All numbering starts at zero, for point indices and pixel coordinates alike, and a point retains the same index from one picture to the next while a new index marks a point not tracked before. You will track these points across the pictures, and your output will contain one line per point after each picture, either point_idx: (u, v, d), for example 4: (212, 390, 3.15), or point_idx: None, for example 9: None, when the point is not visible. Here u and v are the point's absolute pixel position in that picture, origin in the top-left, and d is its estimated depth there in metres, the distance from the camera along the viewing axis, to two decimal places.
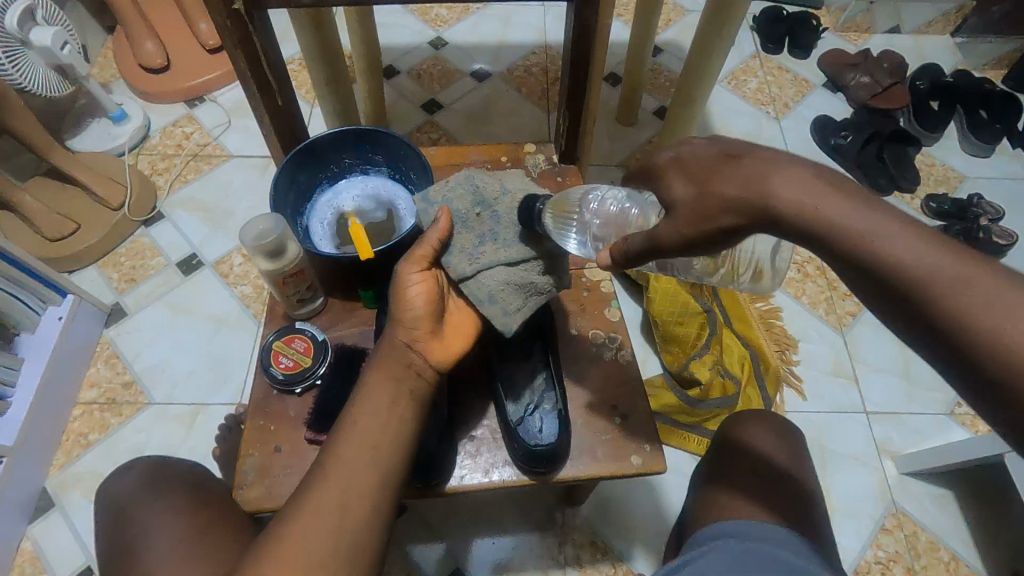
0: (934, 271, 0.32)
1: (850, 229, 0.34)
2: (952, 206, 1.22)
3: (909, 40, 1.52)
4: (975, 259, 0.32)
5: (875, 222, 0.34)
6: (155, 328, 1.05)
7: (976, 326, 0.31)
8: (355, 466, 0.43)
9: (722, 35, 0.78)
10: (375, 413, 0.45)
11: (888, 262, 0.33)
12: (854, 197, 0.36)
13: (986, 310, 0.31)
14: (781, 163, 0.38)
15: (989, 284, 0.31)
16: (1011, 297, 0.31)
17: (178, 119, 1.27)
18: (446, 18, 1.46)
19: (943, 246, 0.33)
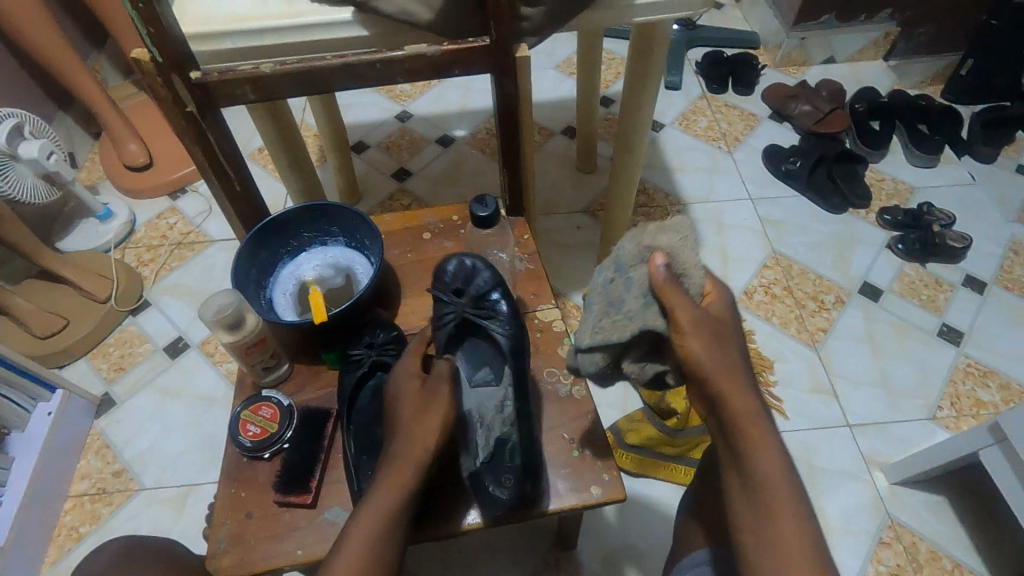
0: (761, 441, 0.50)
1: (734, 405, 0.50)
2: (905, 217, 1.27)
3: (845, 68, 1.62)
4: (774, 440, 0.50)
5: (750, 408, 0.50)
6: (144, 414, 1.07)
7: (765, 483, 0.49)
8: None
9: (645, 87, 0.84)
10: (406, 476, 0.51)
11: (749, 430, 0.50)
12: (746, 387, 0.50)
13: (767, 475, 0.49)
14: (729, 348, 0.51)
15: (769, 461, 0.49)
16: (778, 478, 0.49)
17: (162, 212, 1.34)
18: (410, 92, 1.56)
19: (766, 429, 0.50)
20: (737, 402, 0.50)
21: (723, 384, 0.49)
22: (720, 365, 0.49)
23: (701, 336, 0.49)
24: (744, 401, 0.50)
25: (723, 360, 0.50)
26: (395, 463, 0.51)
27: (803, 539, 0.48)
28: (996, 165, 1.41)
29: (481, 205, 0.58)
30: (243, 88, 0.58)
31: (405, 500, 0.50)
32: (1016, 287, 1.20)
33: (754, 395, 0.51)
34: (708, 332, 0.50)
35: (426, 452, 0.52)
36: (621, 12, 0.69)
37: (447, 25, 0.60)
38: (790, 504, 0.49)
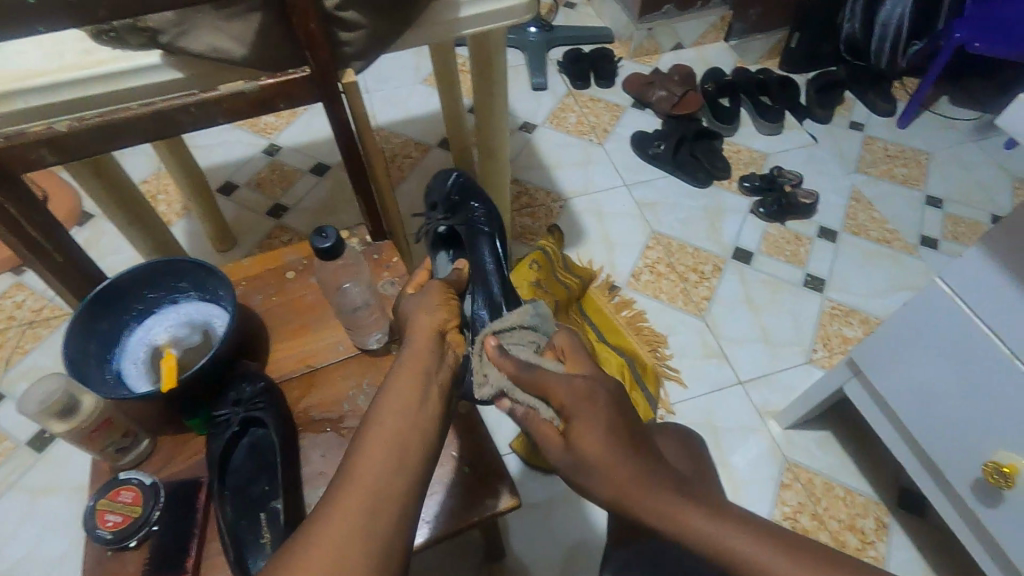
0: (693, 526, 0.47)
1: (669, 520, 0.47)
2: (762, 181, 1.38)
3: (693, 52, 1.74)
4: (711, 515, 0.47)
5: (676, 504, 0.48)
6: (12, 520, 0.95)
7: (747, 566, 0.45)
8: (378, 458, 0.44)
9: (492, 93, 0.87)
10: (426, 343, 0.52)
11: (681, 525, 0.47)
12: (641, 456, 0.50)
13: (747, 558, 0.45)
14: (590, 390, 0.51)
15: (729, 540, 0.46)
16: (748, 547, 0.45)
17: (5, 290, 1.19)
18: (275, 124, 1.49)
19: (693, 502, 0.48)
20: (685, 521, 0.47)
21: (660, 517, 0.48)
22: (752, 548, 0.45)
23: (592, 425, 0.49)
24: (695, 518, 0.47)
25: (631, 476, 0.49)
26: (414, 332, 0.53)
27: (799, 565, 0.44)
28: (833, 124, 1.57)
29: (321, 238, 0.55)
30: (39, 151, 0.55)
31: (429, 375, 0.50)
32: (862, 232, 1.34)
33: (698, 501, 0.48)
34: (607, 427, 0.49)
35: (429, 321, 0.54)
36: (446, 29, 0.70)
37: (264, 58, 0.59)
38: (778, 559, 0.44)
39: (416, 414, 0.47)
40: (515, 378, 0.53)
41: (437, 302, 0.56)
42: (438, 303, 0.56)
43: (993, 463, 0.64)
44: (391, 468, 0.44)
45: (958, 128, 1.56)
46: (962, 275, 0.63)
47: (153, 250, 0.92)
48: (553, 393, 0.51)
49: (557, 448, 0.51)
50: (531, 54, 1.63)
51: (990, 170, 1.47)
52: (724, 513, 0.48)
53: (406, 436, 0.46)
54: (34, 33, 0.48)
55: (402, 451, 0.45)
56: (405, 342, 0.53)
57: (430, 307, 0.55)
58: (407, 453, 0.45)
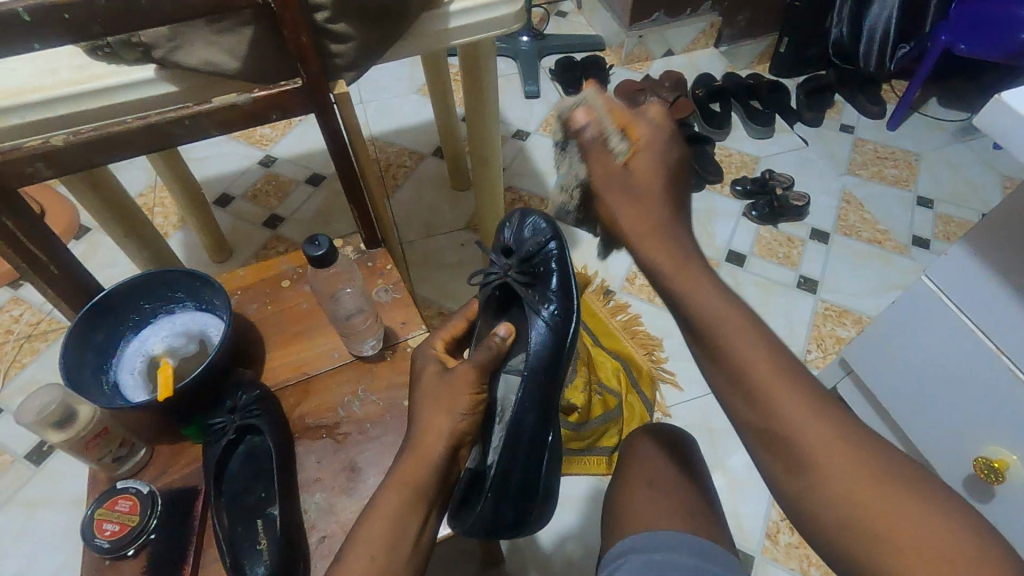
0: (717, 310, 0.47)
1: (697, 303, 0.48)
2: (754, 184, 1.39)
3: (683, 58, 1.76)
4: (754, 332, 0.46)
5: (712, 308, 0.48)
6: (10, 535, 0.95)
7: (749, 373, 0.44)
8: (363, 560, 0.46)
9: (483, 102, 0.88)
10: (432, 452, 0.51)
11: (695, 307, 0.48)
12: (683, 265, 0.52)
13: (754, 366, 0.44)
14: (659, 154, 0.59)
15: (746, 343, 0.45)
16: (766, 362, 0.45)
17: (3, 304, 1.20)
18: (270, 136, 1.51)
19: (731, 309, 0.48)
20: (699, 300, 0.48)
21: (681, 280, 0.50)
22: (770, 357, 0.45)
23: (652, 165, 0.58)
24: (711, 300, 0.48)
25: (668, 239, 0.54)
26: (418, 434, 0.53)
27: (808, 405, 0.43)
28: (823, 127, 1.58)
29: (313, 245, 0.56)
30: (35, 165, 0.56)
31: (426, 485, 0.50)
32: (854, 233, 1.35)
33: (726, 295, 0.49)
34: (662, 170, 0.58)
35: (441, 439, 0.52)
36: (436, 40, 0.71)
37: (256, 70, 0.60)
38: (792, 386, 0.44)
39: (410, 524, 0.48)
40: (606, 107, 0.63)
41: (462, 402, 0.54)
42: (449, 396, 0.54)
43: (984, 459, 0.64)
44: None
45: (947, 129, 1.58)
46: (947, 272, 0.63)
47: (150, 262, 0.93)
48: (634, 132, 0.60)
49: (609, 172, 0.58)
50: (523, 63, 1.65)
51: (978, 169, 1.49)
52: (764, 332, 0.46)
53: (398, 535, 0.48)
54: (30, 50, 0.49)
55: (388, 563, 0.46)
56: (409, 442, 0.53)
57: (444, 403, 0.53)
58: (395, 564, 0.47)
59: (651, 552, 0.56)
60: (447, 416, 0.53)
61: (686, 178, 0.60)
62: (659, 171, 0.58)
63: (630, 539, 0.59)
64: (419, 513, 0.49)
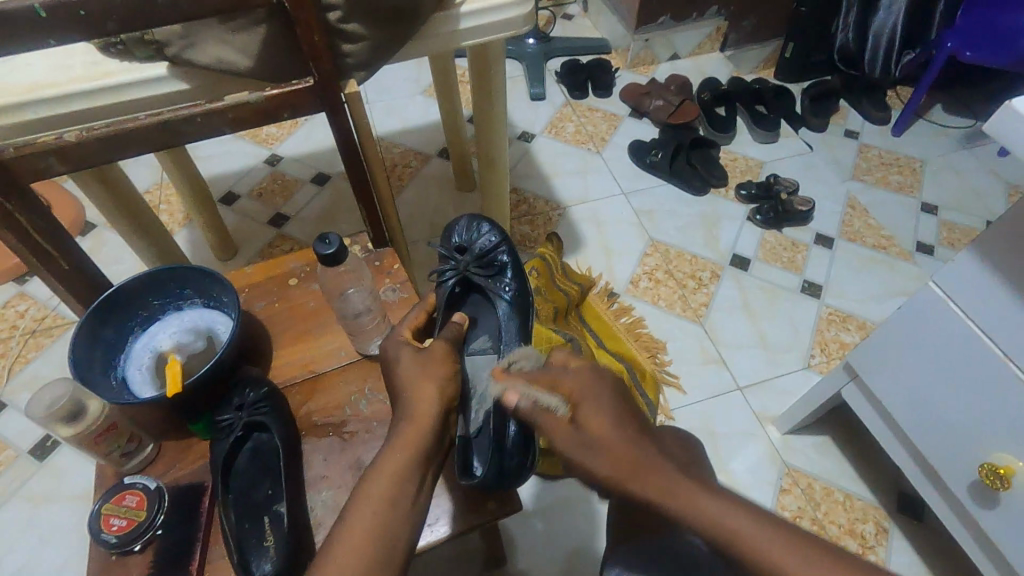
0: (710, 512, 0.48)
1: (683, 508, 0.49)
2: (758, 189, 1.40)
3: (689, 62, 1.76)
4: (745, 513, 0.48)
5: (705, 503, 0.49)
6: (13, 529, 0.95)
7: (762, 559, 0.45)
8: (370, 514, 0.46)
9: (491, 104, 0.88)
10: (427, 413, 0.52)
11: (687, 511, 0.48)
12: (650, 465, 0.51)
13: (765, 548, 0.45)
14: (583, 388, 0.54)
15: (743, 522, 0.47)
16: (765, 533, 0.46)
17: (8, 299, 1.20)
18: (276, 135, 1.51)
19: (719, 499, 0.49)
20: (698, 507, 0.48)
21: (659, 491, 0.50)
22: (768, 534, 0.46)
23: (599, 410, 0.53)
24: (701, 499, 0.49)
25: (624, 426, 0.52)
26: (411, 399, 0.53)
27: (816, 563, 0.44)
28: (828, 132, 1.58)
29: (324, 244, 0.56)
30: (47, 159, 0.56)
31: (424, 446, 0.51)
32: (858, 238, 1.35)
33: (708, 489, 0.50)
34: (612, 414, 0.53)
35: (434, 400, 0.53)
36: (446, 41, 0.71)
37: (267, 68, 0.60)
38: (798, 557, 0.45)
39: (412, 484, 0.49)
40: (528, 380, 0.56)
41: (439, 372, 0.55)
42: (428, 367, 0.55)
43: (989, 465, 0.64)
44: (371, 540, 0.45)
45: (952, 135, 1.58)
46: (955, 278, 0.64)
47: (156, 259, 0.93)
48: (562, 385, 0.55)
49: (565, 434, 0.53)
50: (529, 65, 1.65)
51: (983, 176, 1.49)
52: (749, 507, 0.48)
53: (396, 497, 0.47)
54: (45, 46, 0.49)
55: (392, 517, 0.47)
56: (396, 419, 0.53)
57: (420, 381, 0.54)
58: (398, 525, 0.46)
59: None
60: (430, 388, 0.53)
61: (626, 387, 0.57)
62: (611, 420, 0.52)
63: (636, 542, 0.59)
64: (415, 477, 0.49)
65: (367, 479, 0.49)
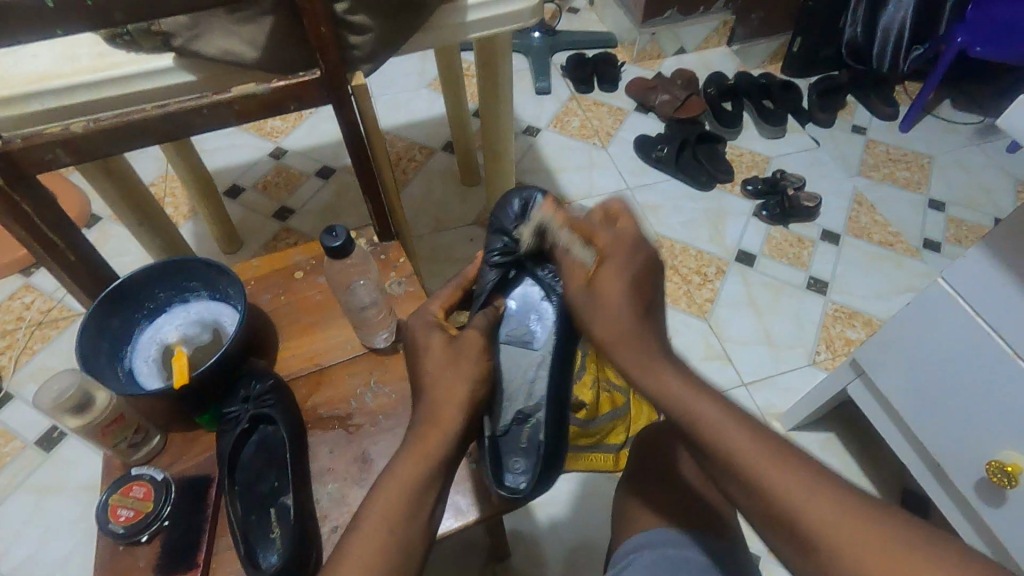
0: (697, 405, 0.47)
1: (673, 391, 0.49)
2: (764, 185, 1.39)
3: (695, 56, 1.75)
4: (736, 414, 0.46)
5: (695, 393, 0.48)
6: (19, 520, 0.95)
7: (736, 454, 0.44)
8: (376, 523, 0.46)
9: (499, 99, 0.88)
10: (450, 418, 0.52)
11: (680, 396, 0.48)
12: (653, 346, 0.52)
13: (743, 445, 0.44)
14: (619, 256, 0.55)
15: (726, 421, 0.45)
16: (745, 431, 0.45)
17: (14, 291, 1.20)
18: (281, 127, 1.51)
19: (712, 395, 0.48)
20: (687, 396, 0.48)
21: (646, 368, 0.51)
22: (754, 436, 0.44)
23: (616, 277, 0.54)
24: (673, 380, 0.49)
25: (632, 308, 0.53)
26: (435, 401, 0.53)
27: (791, 469, 0.42)
28: (835, 128, 1.57)
29: (331, 236, 0.56)
30: (54, 151, 0.56)
31: (443, 455, 0.50)
32: (865, 234, 1.34)
33: (698, 382, 0.49)
34: (631, 278, 0.54)
35: (462, 402, 0.53)
36: (453, 34, 0.71)
37: (275, 60, 0.60)
38: (773, 458, 0.43)
39: (426, 493, 0.48)
40: (567, 225, 0.63)
41: (470, 372, 0.55)
42: (459, 357, 0.56)
43: (996, 463, 0.64)
44: (388, 544, 0.45)
45: (960, 132, 1.57)
46: (964, 275, 0.63)
47: (162, 252, 0.93)
48: (598, 241, 0.58)
49: (580, 286, 0.56)
50: (535, 59, 1.65)
51: (992, 173, 1.48)
52: (746, 414, 0.46)
53: (412, 507, 0.47)
54: (53, 36, 0.49)
55: (403, 526, 0.46)
56: (423, 404, 0.54)
57: (453, 367, 0.55)
58: (404, 535, 0.46)
59: (662, 548, 0.56)
60: (456, 379, 0.54)
61: (658, 275, 0.56)
62: (625, 290, 0.53)
63: (643, 536, 0.59)
64: (434, 485, 0.49)
65: (378, 486, 0.48)
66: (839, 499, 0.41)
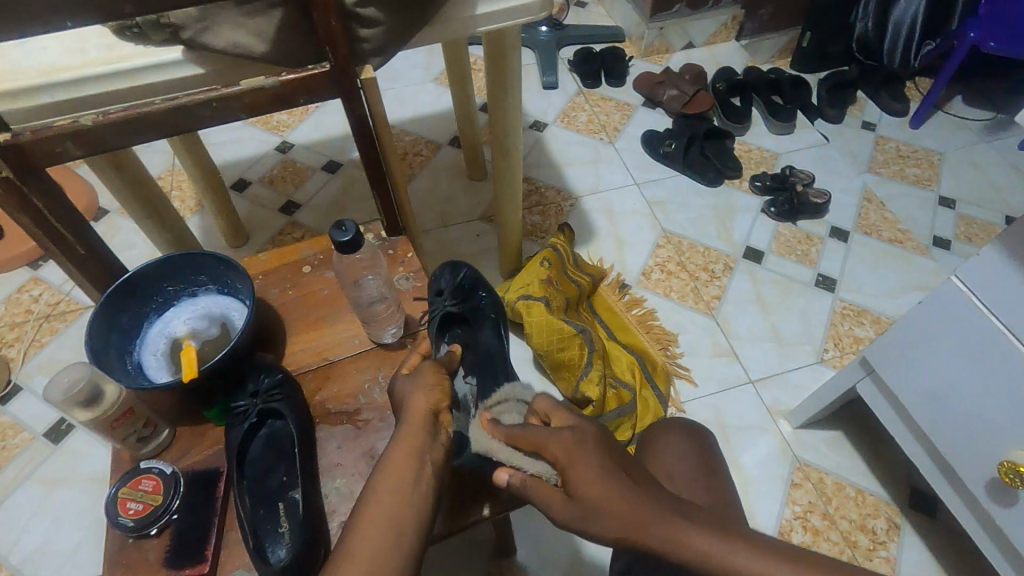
0: (732, 565, 0.44)
1: (700, 559, 0.45)
2: (773, 181, 1.38)
3: (703, 51, 1.73)
4: (752, 546, 0.45)
5: (710, 543, 0.45)
6: (27, 511, 0.96)
7: None
8: (375, 530, 0.46)
9: (506, 92, 0.87)
10: (419, 419, 0.52)
11: (706, 559, 0.45)
12: (648, 501, 0.48)
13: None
14: (574, 442, 0.51)
15: (758, 563, 0.44)
16: (779, 568, 0.43)
17: (22, 284, 1.21)
18: (287, 122, 1.50)
19: (724, 536, 0.46)
20: (716, 556, 0.45)
21: (665, 542, 0.46)
22: (784, 564, 0.44)
23: (592, 471, 0.49)
24: (693, 535, 0.46)
25: (613, 477, 0.49)
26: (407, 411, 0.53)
27: None
28: (844, 124, 1.56)
29: (340, 231, 0.56)
30: (64, 144, 0.56)
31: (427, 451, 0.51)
32: (874, 232, 1.33)
33: (705, 526, 0.47)
34: (603, 455, 0.50)
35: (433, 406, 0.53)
36: (462, 27, 0.70)
37: (283, 52, 0.60)
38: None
39: (414, 490, 0.49)
40: (507, 443, 0.54)
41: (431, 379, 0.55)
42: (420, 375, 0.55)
43: (1009, 463, 0.63)
44: (391, 537, 0.46)
45: (972, 128, 1.55)
46: (979, 273, 0.62)
47: (168, 245, 0.93)
48: (546, 447, 0.51)
49: (563, 508, 0.49)
50: (542, 54, 1.64)
51: (1004, 170, 1.46)
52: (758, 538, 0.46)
53: (404, 512, 0.48)
54: (62, 28, 0.49)
55: (399, 525, 0.47)
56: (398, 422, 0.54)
57: (418, 389, 0.54)
58: (404, 532, 0.47)
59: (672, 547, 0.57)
60: (422, 396, 0.54)
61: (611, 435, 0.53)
62: (601, 467, 0.49)
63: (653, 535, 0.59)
64: (418, 478, 0.50)
65: (367, 497, 0.49)
66: None
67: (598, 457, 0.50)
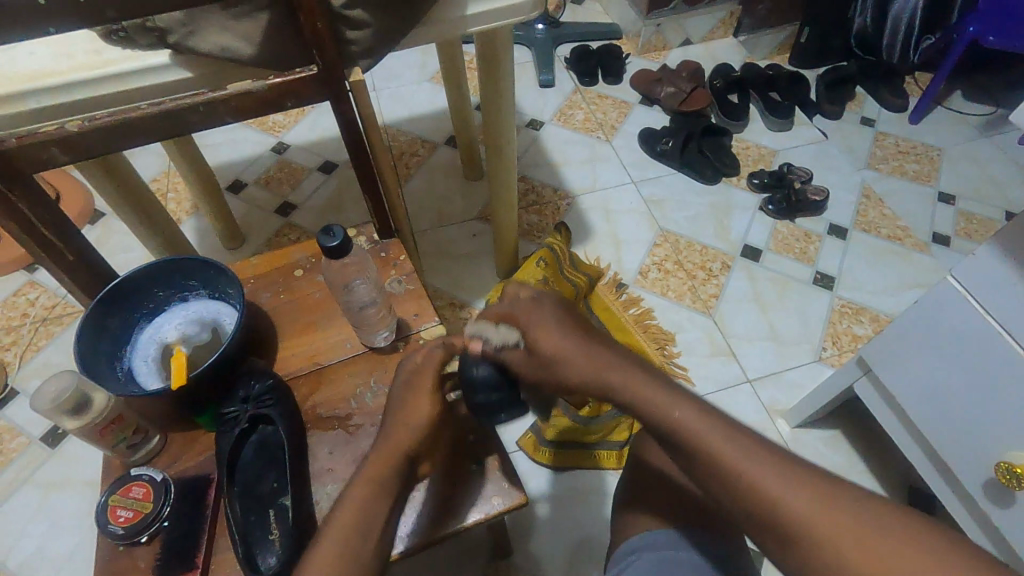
0: (677, 416, 0.47)
1: (653, 406, 0.48)
2: (771, 178, 1.37)
3: (700, 48, 1.72)
4: (696, 403, 0.47)
5: (663, 395, 0.48)
6: (24, 516, 0.96)
7: (718, 460, 0.44)
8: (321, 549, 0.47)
9: (499, 92, 0.87)
10: (394, 450, 0.53)
11: (650, 407, 0.48)
12: (607, 354, 0.52)
13: (726, 447, 0.44)
14: (538, 303, 0.55)
15: (693, 417, 0.46)
16: (709, 428, 0.45)
17: (19, 288, 1.21)
18: (283, 122, 1.50)
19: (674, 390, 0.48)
20: (664, 406, 0.47)
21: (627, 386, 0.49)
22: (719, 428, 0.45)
23: (553, 330, 0.53)
24: (649, 390, 0.49)
25: (572, 341, 0.52)
26: (390, 429, 0.54)
27: (762, 459, 0.43)
28: (842, 120, 1.55)
29: (328, 236, 0.56)
30: (50, 150, 0.56)
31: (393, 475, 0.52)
32: (873, 229, 1.33)
33: (664, 382, 0.49)
34: (561, 321, 0.54)
35: (417, 432, 0.54)
36: (454, 28, 0.70)
37: (271, 55, 0.60)
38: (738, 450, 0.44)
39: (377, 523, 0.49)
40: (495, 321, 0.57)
41: (423, 402, 0.55)
42: (411, 391, 0.56)
43: (1005, 463, 0.62)
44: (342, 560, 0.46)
45: (971, 123, 1.54)
46: (975, 272, 0.62)
47: (161, 248, 0.93)
48: (520, 317, 0.55)
49: (526, 362, 0.54)
50: (538, 52, 1.63)
51: (1003, 166, 1.45)
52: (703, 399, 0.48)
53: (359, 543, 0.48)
54: (44, 33, 0.48)
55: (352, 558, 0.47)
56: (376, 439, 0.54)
57: (408, 413, 0.54)
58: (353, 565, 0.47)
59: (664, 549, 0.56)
60: (407, 417, 0.54)
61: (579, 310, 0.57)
62: (558, 325, 0.53)
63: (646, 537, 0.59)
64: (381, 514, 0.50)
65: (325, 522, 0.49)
66: (801, 475, 0.42)
67: (560, 319, 0.54)
